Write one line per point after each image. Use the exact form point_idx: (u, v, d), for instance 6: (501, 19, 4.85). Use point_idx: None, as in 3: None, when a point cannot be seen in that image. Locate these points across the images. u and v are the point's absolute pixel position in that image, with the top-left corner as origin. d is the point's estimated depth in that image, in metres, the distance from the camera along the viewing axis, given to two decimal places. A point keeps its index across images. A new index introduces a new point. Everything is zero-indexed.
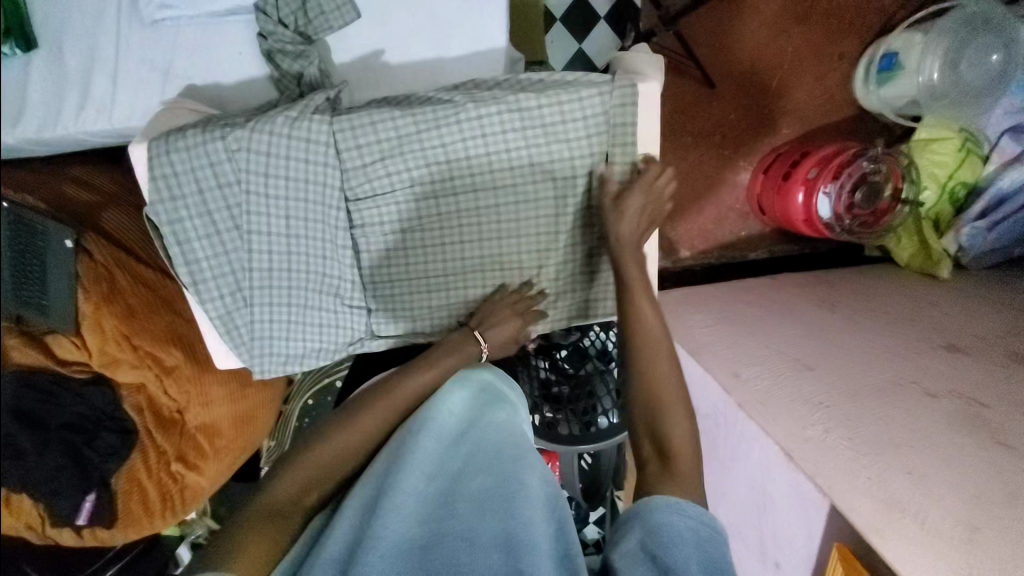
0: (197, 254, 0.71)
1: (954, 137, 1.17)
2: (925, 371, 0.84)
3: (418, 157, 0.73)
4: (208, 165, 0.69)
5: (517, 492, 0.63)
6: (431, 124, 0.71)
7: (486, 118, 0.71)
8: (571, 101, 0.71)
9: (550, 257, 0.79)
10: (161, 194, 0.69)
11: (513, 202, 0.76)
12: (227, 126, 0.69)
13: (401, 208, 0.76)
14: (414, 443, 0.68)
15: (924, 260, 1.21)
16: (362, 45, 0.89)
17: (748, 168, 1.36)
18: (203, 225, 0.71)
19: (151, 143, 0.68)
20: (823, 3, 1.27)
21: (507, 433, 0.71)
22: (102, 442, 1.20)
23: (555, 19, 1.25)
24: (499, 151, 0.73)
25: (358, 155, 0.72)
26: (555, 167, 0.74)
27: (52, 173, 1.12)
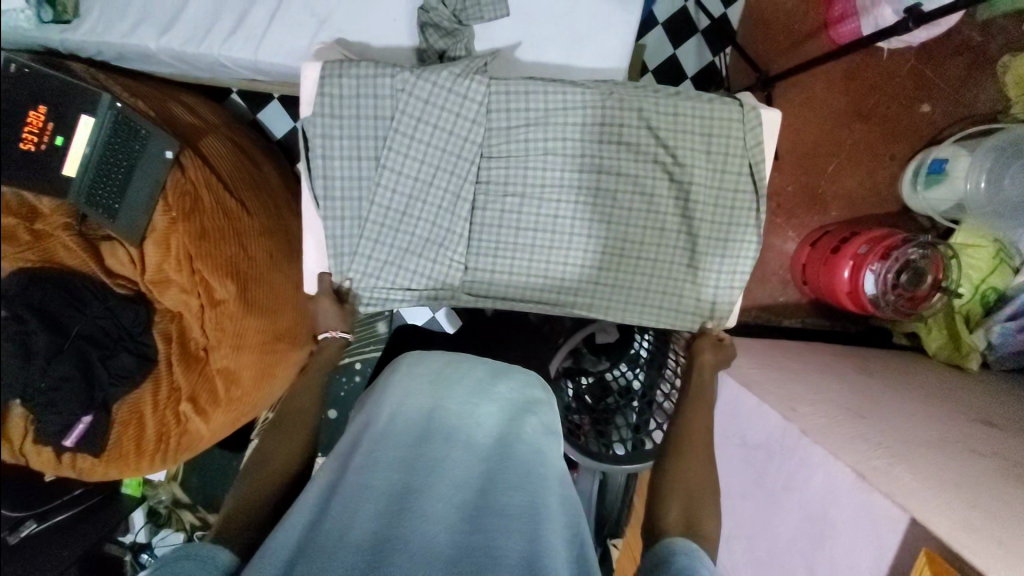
0: (336, 171, 0.78)
1: (987, 245, 1.27)
2: (973, 436, 0.87)
3: (555, 132, 0.80)
4: (371, 95, 0.77)
5: (542, 512, 0.67)
6: (576, 106, 0.80)
7: (626, 113, 0.80)
8: (699, 114, 0.81)
9: (649, 250, 0.84)
10: (322, 110, 0.76)
11: (627, 192, 0.83)
12: (398, 67, 0.77)
13: (527, 174, 0.82)
14: (444, 449, 0.72)
15: (953, 351, 1.28)
16: (502, 39, 0.98)
17: (795, 240, 1.47)
18: (349, 146, 0.78)
19: (326, 64, 0.76)
20: (882, 108, 1.42)
21: (535, 454, 0.75)
22: (118, 363, 1.14)
23: (648, 70, 1.38)
24: (627, 144, 0.81)
25: (502, 118, 0.80)
26: (672, 169, 0.82)
27: (166, 93, 1.16)
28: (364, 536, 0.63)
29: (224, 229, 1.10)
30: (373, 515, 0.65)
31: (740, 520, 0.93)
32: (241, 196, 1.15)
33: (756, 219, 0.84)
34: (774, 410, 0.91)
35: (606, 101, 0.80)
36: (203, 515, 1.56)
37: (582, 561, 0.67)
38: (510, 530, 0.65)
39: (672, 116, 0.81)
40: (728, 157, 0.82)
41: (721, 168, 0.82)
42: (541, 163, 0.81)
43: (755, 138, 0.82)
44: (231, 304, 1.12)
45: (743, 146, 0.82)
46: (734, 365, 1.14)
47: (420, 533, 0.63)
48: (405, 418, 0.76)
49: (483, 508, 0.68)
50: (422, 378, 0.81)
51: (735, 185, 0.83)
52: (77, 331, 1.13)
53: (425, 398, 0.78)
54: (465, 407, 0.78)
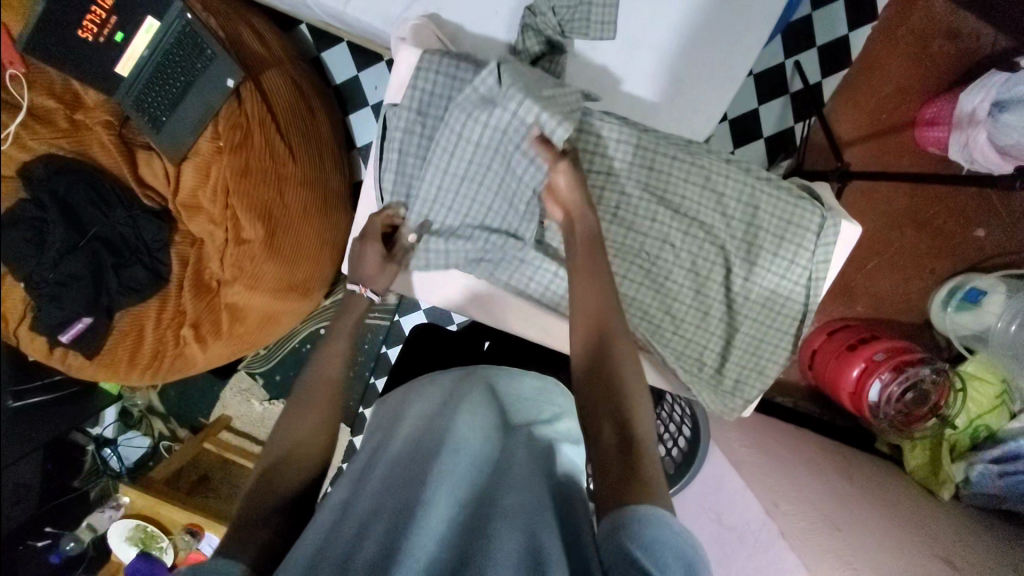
0: (407, 168, 0.76)
1: (996, 383, 1.28)
2: (933, 574, 0.90)
3: (635, 187, 0.77)
4: (463, 99, 0.73)
5: (547, 513, 0.62)
6: (664, 168, 0.77)
7: (710, 188, 0.77)
8: (782, 209, 0.77)
9: (689, 327, 0.82)
10: (411, 103, 0.73)
11: (682, 268, 0.80)
12: (498, 76, 0.73)
13: (594, 220, 0.79)
14: (452, 458, 0.68)
15: (929, 474, 1.31)
16: (599, 61, 0.93)
17: (813, 324, 1.48)
18: (427, 146, 0.74)
19: (426, 56, 0.72)
20: (936, 222, 1.42)
21: (536, 460, 0.71)
22: (129, 273, 1.13)
23: (725, 119, 1.35)
24: (699, 221, 0.79)
25: (587, 159, 0.77)
26: (735, 257, 0.79)
27: (235, 10, 1.10)
28: (372, 552, 0.57)
29: (267, 171, 1.06)
30: (381, 534, 0.59)
31: None
32: (293, 140, 1.10)
33: (795, 330, 0.81)
34: (756, 499, 0.93)
35: (692, 171, 0.77)
36: (173, 428, 1.61)
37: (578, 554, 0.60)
38: (512, 530, 0.59)
39: (752, 206, 0.78)
40: (794, 263, 0.78)
41: (785, 272, 0.79)
42: (609, 214, 0.78)
43: (825, 254, 0.78)
44: (256, 246, 1.09)
45: (810, 258, 0.78)
46: (728, 437, 1.16)
47: (425, 544, 0.58)
48: (414, 439, 0.73)
49: (487, 515, 0.62)
50: (432, 400, 0.79)
51: (791, 292, 0.80)
52: (95, 231, 1.11)
53: (426, 416, 0.77)
54: (472, 421, 0.74)
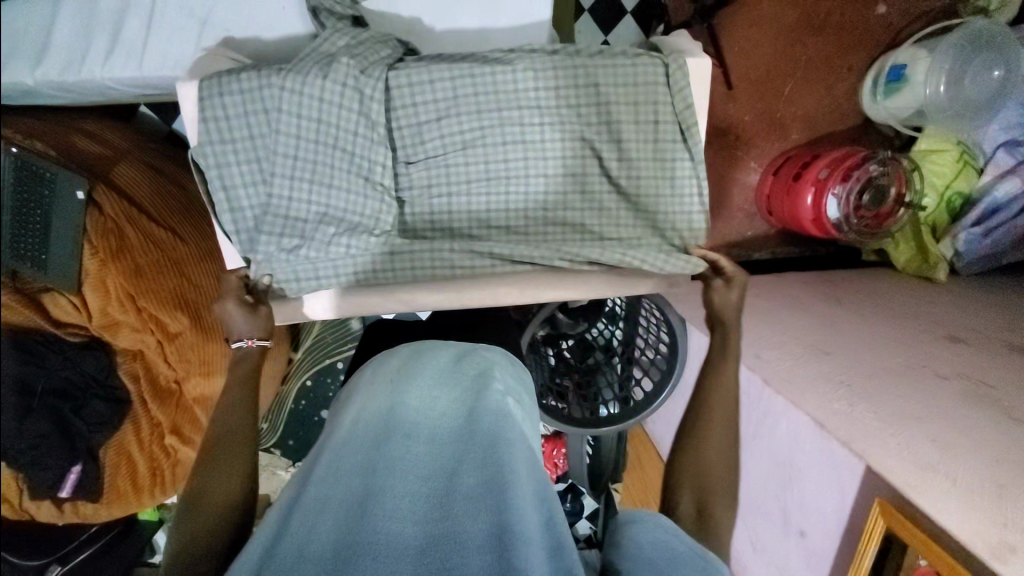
0: (241, 201, 0.78)
1: (952, 148, 1.23)
2: (935, 357, 0.86)
3: (473, 117, 0.78)
4: (259, 108, 0.74)
5: (510, 481, 0.61)
6: (488, 86, 0.77)
7: (544, 83, 0.78)
8: (621, 75, 0.78)
9: (585, 218, 0.86)
10: (211, 137, 0.75)
11: (553, 168, 0.82)
12: (282, 70, 0.73)
13: (448, 164, 0.81)
14: (406, 445, 0.65)
15: (920, 264, 1.26)
16: (406, 8, 0.88)
17: (758, 170, 1.41)
18: (250, 170, 0.77)
19: (204, 82, 0.73)
20: (837, 16, 1.33)
21: (499, 420, 0.69)
22: (90, 411, 1.05)
23: (584, 10, 1.29)
24: (549, 123, 0.80)
25: (415, 112, 0.78)
26: (597, 138, 0.81)
27: (63, 123, 1.08)
28: (324, 546, 0.56)
29: (157, 262, 1.09)
30: (336, 523, 0.59)
31: None
32: (168, 224, 1.14)
33: (696, 184, 0.84)
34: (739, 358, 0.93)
35: (521, 79, 0.77)
36: None
37: (550, 525, 0.62)
38: (477, 510, 0.60)
39: (593, 85, 0.78)
40: (658, 122, 0.81)
41: (653, 133, 0.81)
42: (462, 154, 0.81)
43: (683, 101, 0.79)
44: (189, 334, 1.13)
45: (672, 111, 0.80)
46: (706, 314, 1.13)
47: (388, 524, 0.58)
48: (364, 421, 0.69)
49: (451, 496, 0.62)
50: (382, 386, 0.73)
51: (671, 147, 0.82)
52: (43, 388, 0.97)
53: (384, 399, 0.71)
54: (424, 400, 0.71)
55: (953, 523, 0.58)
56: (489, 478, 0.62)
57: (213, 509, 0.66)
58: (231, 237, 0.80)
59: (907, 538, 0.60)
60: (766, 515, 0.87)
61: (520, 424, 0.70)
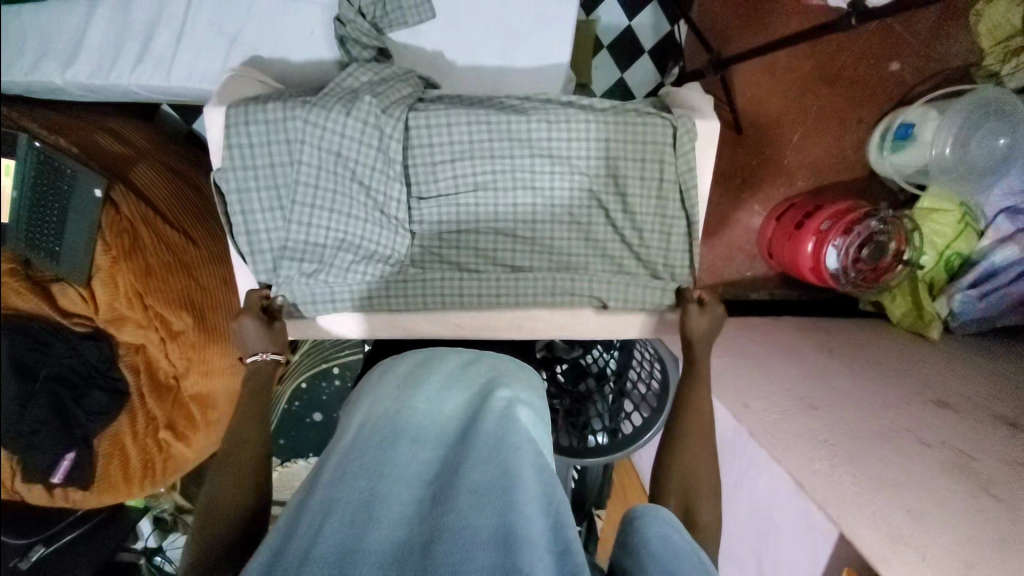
0: (259, 224, 0.81)
1: (954, 210, 1.25)
2: (920, 422, 0.87)
3: (486, 161, 0.81)
4: (282, 138, 0.78)
5: (513, 482, 0.58)
6: (504, 134, 0.80)
7: (558, 134, 0.80)
8: (631, 132, 0.81)
9: (588, 265, 0.87)
10: (233, 162, 0.78)
11: (560, 215, 0.85)
12: (308, 104, 0.76)
13: (459, 203, 0.84)
14: (408, 449, 0.62)
15: (915, 320, 1.27)
16: (430, 42, 0.91)
17: (762, 213, 1.43)
18: (267, 195, 0.80)
19: (231, 111, 0.77)
20: (850, 70, 1.35)
21: (504, 422, 0.65)
22: (91, 400, 1.15)
23: (602, 46, 1.32)
24: (560, 172, 0.82)
25: (431, 151, 0.81)
26: (605, 189, 0.84)
27: (89, 121, 1.12)
28: (332, 544, 0.53)
29: (168, 264, 1.11)
30: (342, 524, 0.55)
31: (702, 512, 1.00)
32: (181, 228, 1.15)
33: (692, 239, 0.87)
34: (726, 404, 0.94)
35: (535, 129, 0.80)
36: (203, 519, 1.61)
37: (558, 526, 0.59)
38: (482, 506, 0.57)
39: (604, 139, 0.81)
40: (663, 179, 0.84)
41: (658, 190, 0.84)
42: (472, 195, 0.83)
43: (688, 161, 0.83)
44: (191, 333, 1.14)
45: (678, 169, 0.83)
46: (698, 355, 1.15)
47: (391, 525, 0.55)
48: (372, 420, 0.66)
49: (456, 489, 0.58)
50: (392, 383, 0.72)
51: (672, 204, 0.85)
52: (45, 373, 1.09)
53: (389, 401, 0.68)
54: (427, 404, 0.68)
55: None
56: (494, 474, 0.60)
57: (220, 507, 0.67)
58: (246, 258, 0.83)
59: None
60: (740, 563, 0.88)
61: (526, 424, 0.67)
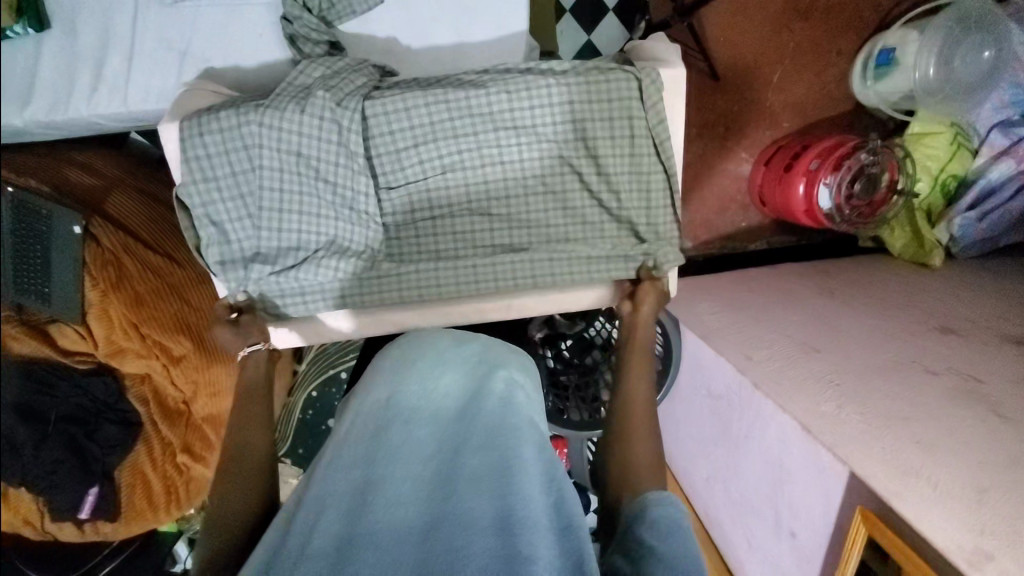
0: (230, 236, 0.80)
1: (946, 131, 1.22)
2: (926, 352, 0.86)
3: (449, 142, 0.80)
4: (240, 146, 0.76)
5: (514, 466, 0.62)
6: (463, 111, 0.78)
7: (518, 102, 0.78)
8: (593, 91, 0.79)
9: (566, 235, 0.86)
10: (193, 176, 0.77)
11: (532, 187, 0.84)
12: (261, 108, 0.75)
13: (428, 188, 0.83)
14: (405, 430, 0.65)
15: (916, 249, 1.25)
16: (383, 29, 0.89)
17: (750, 161, 1.40)
18: (233, 205, 0.79)
19: (184, 124, 0.75)
20: (823, 1, 1.31)
21: (505, 405, 0.68)
22: (103, 434, 1.16)
23: (565, 10, 1.28)
24: (526, 142, 0.81)
25: (393, 139, 0.79)
26: (575, 156, 0.82)
27: (58, 157, 1.11)
28: (329, 538, 0.57)
29: (157, 289, 1.11)
30: (339, 517, 0.59)
31: (716, 467, 1.00)
32: (165, 252, 1.16)
33: (673, 195, 0.85)
34: (729, 359, 0.93)
35: (495, 101, 0.78)
36: None
37: (560, 502, 0.64)
38: (479, 492, 0.60)
39: (567, 103, 0.79)
40: (635, 137, 0.81)
41: (630, 148, 0.82)
42: (441, 178, 0.82)
43: (657, 113, 0.80)
44: (192, 357, 1.14)
45: (648, 123, 0.81)
46: (696, 313, 1.14)
47: (390, 513, 0.59)
48: (364, 413, 0.69)
49: (456, 476, 0.62)
50: (384, 373, 0.74)
51: (646, 161, 0.82)
52: (57, 415, 1.06)
53: (388, 388, 0.71)
54: (425, 388, 0.71)
55: (927, 528, 0.60)
56: (492, 462, 0.63)
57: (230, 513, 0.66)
58: (217, 271, 0.82)
59: (885, 543, 0.63)
60: (758, 513, 0.88)
61: (526, 408, 0.70)
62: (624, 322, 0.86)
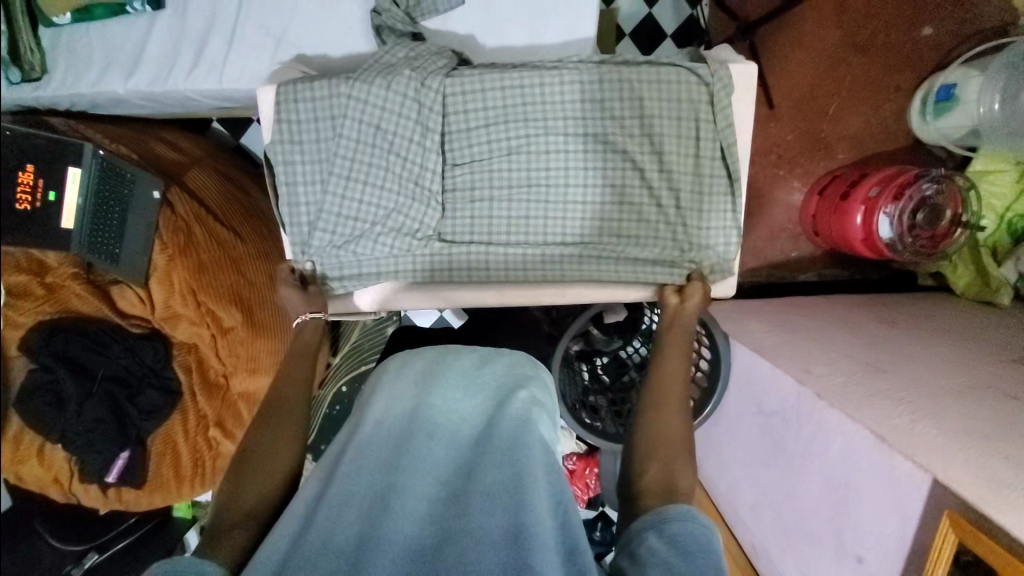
0: (300, 197, 0.84)
1: (1010, 169, 1.19)
2: (1003, 378, 0.81)
3: (519, 127, 0.83)
4: (327, 114, 0.82)
5: (527, 483, 0.66)
6: (537, 99, 0.83)
7: (590, 94, 0.83)
8: (663, 91, 0.83)
9: (621, 228, 0.87)
10: (281, 137, 0.83)
11: (593, 178, 0.85)
12: (352, 80, 0.81)
13: (492, 171, 0.85)
14: (427, 446, 0.73)
15: (981, 288, 1.20)
16: (462, 26, 0.94)
17: (802, 190, 1.39)
18: (310, 169, 0.84)
19: (281, 90, 0.82)
20: (883, 38, 1.32)
21: (521, 425, 0.74)
22: (145, 399, 1.17)
23: (626, 34, 1.34)
24: (593, 134, 0.84)
25: (467, 121, 0.84)
26: (639, 150, 0.84)
27: (145, 131, 1.20)
28: (346, 538, 0.62)
29: (220, 259, 1.14)
30: (355, 518, 0.64)
31: (766, 492, 0.94)
32: (234, 227, 1.20)
33: (733, 202, 0.86)
34: (787, 373, 0.89)
35: (566, 93, 0.83)
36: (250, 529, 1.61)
37: (568, 526, 0.66)
38: (492, 507, 0.65)
39: (636, 98, 0.82)
40: (700, 139, 0.84)
41: (694, 150, 0.84)
42: (506, 162, 0.85)
43: (725, 118, 0.84)
44: (240, 330, 1.16)
45: (714, 128, 0.84)
46: (747, 330, 1.10)
47: (404, 526, 0.64)
48: (387, 420, 0.78)
49: (470, 494, 0.67)
50: (406, 381, 0.83)
51: (708, 164, 0.85)
52: (103, 373, 1.15)
53: (408, 400, 0.80)
54: (450, 403, 0.79)
55: None
56: (505, 479, 0.68)
57: (258, 478, 0.72)
58: (285, 230, 0.86)
59: (983, 552, 0.57)
60: (815, 539, 0.82)
61: (540, 432, 0.75)
62: (668, 312, 0.85)
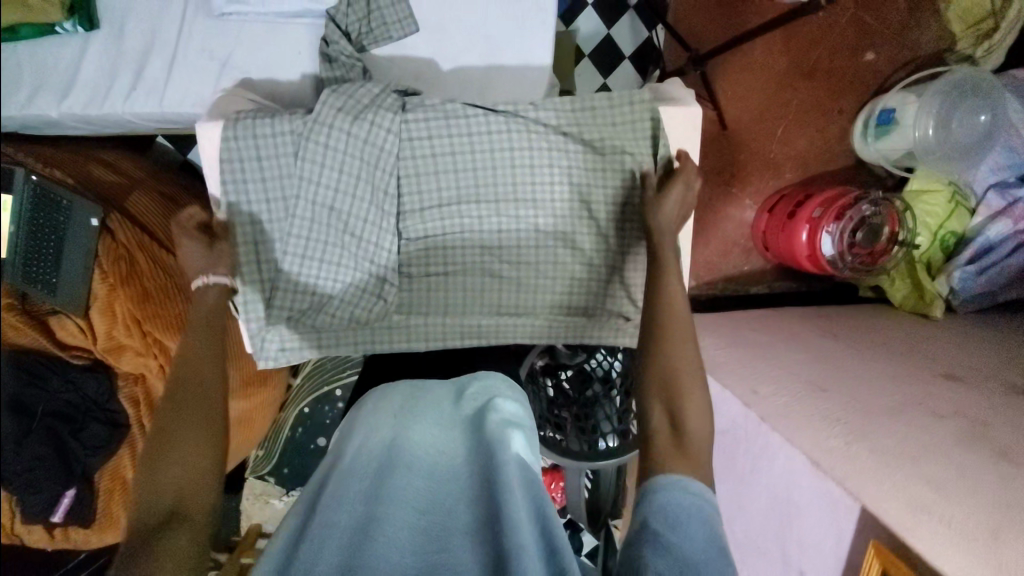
0: (257, 276, 0.80)
1: (943, 189, 1.27)
2: (932, 395, 0.86)
3: (473, 204, 0.81)
4: (278, 194, 0.78)
5: (507, 514, 0.58)
6: (490, 176, 0.80)
7: (543, 172, 0.81)
8: (616, 167, 0.81)
9: (575, 299, 0.86)
10: (237, 217, 0.78)
11: (549, 253, 0.84)
12: (299, 160, 0.75)
13: (447, 247, 0.83)
14: (404, 478, 0.64)
15: (917, 301, 1.27)
16: (417, 54, 0.93)
17: (753, 207, 1.44)
18: (266, 248, 0.79)
19: (224, 164, 0.76)
20: (827, 62, 1.38)
21: (500, 450, 0.66)
22: (89, 434, 1.09)
23: (584, 55, 1.35)
24: (547, 210, 0.82)
25: (421, 198, 0.81)
26: (593, 225, 0.83)
27: (82, 153, 1.15)
28: None
29: (165, 286, 1.10)
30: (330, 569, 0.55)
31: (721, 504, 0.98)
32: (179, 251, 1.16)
33: None
34: (735, 394, 0.92)
35: (517, 167, 0.80)
36: None
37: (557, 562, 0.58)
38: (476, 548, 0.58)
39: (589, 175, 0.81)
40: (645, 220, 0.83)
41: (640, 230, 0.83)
42: (461, 238, 0.83)
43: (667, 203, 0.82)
44: None
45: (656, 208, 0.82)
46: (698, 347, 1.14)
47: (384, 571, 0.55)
48: (367, 451, 0.69)
49: (454, 531, 0.60)
50: (387, 410, 0.76)
51: None
52: (44, 410, 1.05)
53: (387, 433, 0.71)
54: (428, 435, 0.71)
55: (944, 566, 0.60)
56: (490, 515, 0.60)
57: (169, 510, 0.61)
58: (239, 306, 0.81)
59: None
60: (763, 553, 0.86)
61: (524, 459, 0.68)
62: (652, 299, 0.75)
